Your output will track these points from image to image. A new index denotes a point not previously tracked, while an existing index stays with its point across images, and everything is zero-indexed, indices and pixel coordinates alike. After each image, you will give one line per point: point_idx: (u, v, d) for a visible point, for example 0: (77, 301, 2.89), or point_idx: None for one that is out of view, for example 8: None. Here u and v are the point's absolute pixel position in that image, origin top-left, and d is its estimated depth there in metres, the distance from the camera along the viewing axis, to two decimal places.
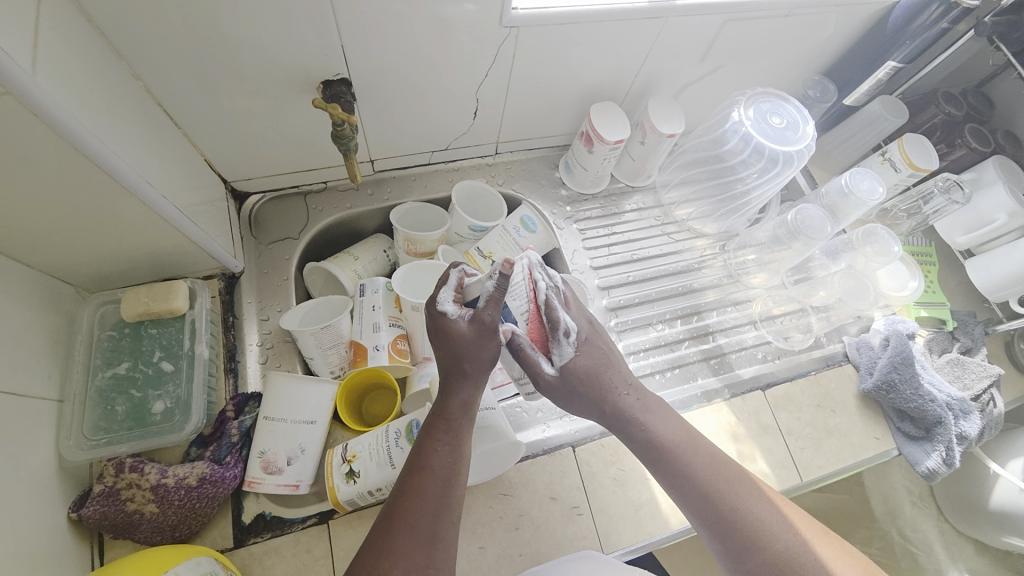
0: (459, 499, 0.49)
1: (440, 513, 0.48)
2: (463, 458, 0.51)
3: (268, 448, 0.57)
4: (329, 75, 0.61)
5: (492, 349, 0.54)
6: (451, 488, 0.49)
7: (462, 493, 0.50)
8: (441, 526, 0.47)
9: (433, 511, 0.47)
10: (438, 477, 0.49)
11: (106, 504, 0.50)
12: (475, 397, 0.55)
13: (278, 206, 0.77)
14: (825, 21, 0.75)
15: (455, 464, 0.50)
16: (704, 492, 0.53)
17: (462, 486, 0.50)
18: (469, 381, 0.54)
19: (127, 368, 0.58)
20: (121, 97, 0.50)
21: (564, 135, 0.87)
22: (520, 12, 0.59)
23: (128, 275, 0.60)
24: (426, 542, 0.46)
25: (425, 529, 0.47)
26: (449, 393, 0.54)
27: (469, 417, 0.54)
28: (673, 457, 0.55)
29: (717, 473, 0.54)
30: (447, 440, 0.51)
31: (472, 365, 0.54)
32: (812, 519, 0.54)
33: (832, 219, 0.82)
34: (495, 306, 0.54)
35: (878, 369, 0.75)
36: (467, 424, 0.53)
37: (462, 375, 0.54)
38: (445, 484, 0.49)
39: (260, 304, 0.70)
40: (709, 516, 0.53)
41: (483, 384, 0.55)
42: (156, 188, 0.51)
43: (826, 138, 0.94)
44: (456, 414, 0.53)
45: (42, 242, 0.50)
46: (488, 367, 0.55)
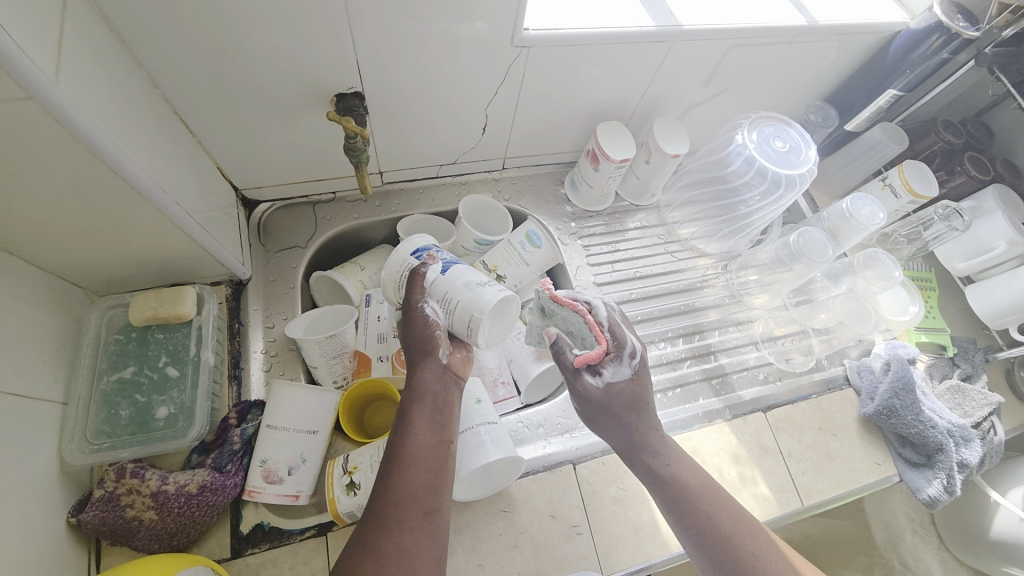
0: (432, 491, 0.48)
1: (406, 503, 0.47)
2: (431, 443, 0.51)
3: (269, 458, 0.56)
4: (343, 89, 0.62)
5: (421, 331, 0.55)
6: (417, 476, 0.48)
7: (436, 482, 0.49)
8: (410, 517, 0.46)
9: (400, 502, 0.47)
10: (407, 461, 0.49)
11: (106, 509, 0.49)
12: (434, 378, 0.54)
13: (287, 215, 0.78)
14: (827, 49, 0.77)
15: (421, 449, 0.50)
16: (733, 546, 0.52)
17: (430, 474, 0.49)
18: (427, 362, 0.55)
19: (132, 373, 0.58)
20: (139, 106, 0.51)
21: (570, 153, 0.88)
22: (531, 32, 0.61)
23: (136, 280, 0.60)
24: (396, 530, 0.46)
25: (394, 521, 0.46)
26: (409, 380, 0.55)
27: (432, 399, 0.53)
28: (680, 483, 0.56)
29: (742, 531, 0.53)
30: (414, 424, 0.51)
31: (415, 351, 0.55)
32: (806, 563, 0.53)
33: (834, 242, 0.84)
34: (416, 291, 0.55)
35: (878, 394, 0.75)
36: (433, 408, 0.53)
37: (413, 360, 0.55)
38: (409, 472, 0.49)
39: (266, 311, 0.70)
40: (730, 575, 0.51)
41: (441, 367, 0.55)
42: (169, 194, 0.52)
43: (828, 162, 0.96)
44: (414, 397, 0.53)
45: (54, 245, 0.50)
46: (428, 345, 0.55)
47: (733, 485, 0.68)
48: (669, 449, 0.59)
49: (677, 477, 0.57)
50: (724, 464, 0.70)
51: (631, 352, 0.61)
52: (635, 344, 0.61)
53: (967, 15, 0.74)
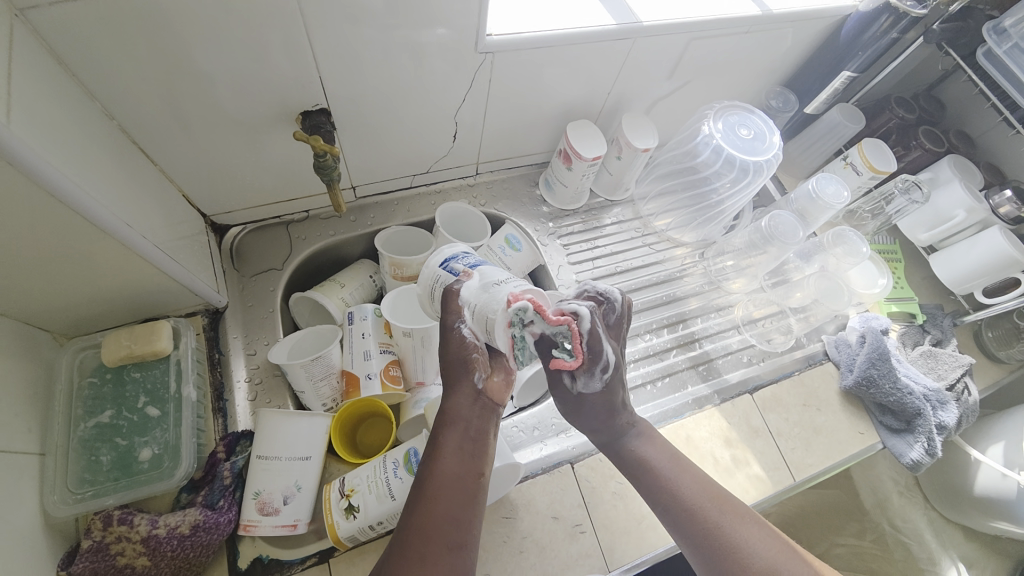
0: (459, 524, 0.46)
1: (430, 536, 0.45)
2: (462, 474, 0.49)
3: (263, 488, 0.55)
4: (308, 106, 0.61)
5: (455, 351, 0.53)
6: (445, 508, 0.46)
7: (463, 516, 0.47)
8: (433, 552, 0.44)
9: (424, 533, 0.45)
10: (433, 491, 0.47)
11: (96, 560, 0.48)
12: (466, 404, 0.53)
13: (259, 237, 0.76)
14: (782, 37, 0.80)
15: (452, 478, 0.48)
16: (699, 518, 0.51)
17: (458, 504, 0.47)
18: (458, 387, 0.53)
19: (110, 417, 0.55)
20: (95, 139, 0.49)
21: (542, 153, 0.88)
22: (495, 38, 0.61)
23: (108, 318, 0.58)
24: (416, 566, 0.43)
25: (416, 554, 0.44)
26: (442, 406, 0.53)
27: (463, 427, 0.52)
28: (658, 474, 0.55)
29: (709, 500, 0.52)
30: (442, 452, 0.49)
31: (450, 373, 0.53)
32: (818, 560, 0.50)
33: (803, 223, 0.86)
34: (452, 309, 0.53)
35: (857, 365, 0.78)
36: (463, 435, 0.51)
37: (447, 385, 0.54)
38: (436, 502, 0.47)
39: (246, 338, 0.68)
40: (700, 547, 0.51)
41: (474, 392, 0.53)
42: (134, 228, 0.50)
43: (792, 146, 0.99)
44: (448, 423, 0.51)
45: (14, 289, 0.48)
46: (463, 367, 0.53)
47: (728, 468, 0.69)
48: (644, 433, 0.58)
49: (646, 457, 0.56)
50: (718, 448, 0.71)
51: (606, 365, 0.53)
52: (611, 357, 0.54)
53: None
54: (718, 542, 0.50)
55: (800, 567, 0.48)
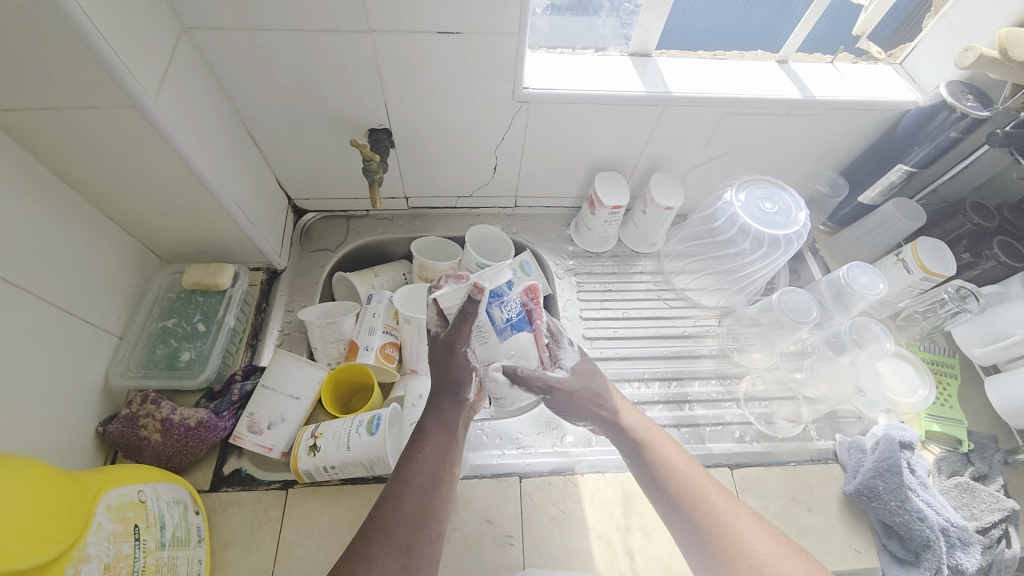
0: (437, 519, 0.53)
1: (414, 525, 0.51)
2: (442, 471, 0.56)
3: (256, 411, 0.67)
4: (375, 125, 0.76)
5: (460, 359, 0.59)
6: (426, 501, 0.53)
7: (438, 511, 0.54)
8: (416, 540, 0.50)
9: (410, 521, 0.51)
10: (415, 488, 0.53)
11: (126, 425, 0.62)
12: (458, 412, 0.60)
13: (326, 223, 0.93)
14: (830, 124, 0.81)
15: (432, 476, 0.55)
16: (699, 505, 0.55)
17: (436, 500, 0.54)
18: (454, 397, 0.60)
19: (172, 324, 0.72)
20: (220, 124, 0.67)
21: (577, 198, 0.96)
22: (530, 90, 0.72)
23: (197, 256, 0.76)
24: (400, 554, 0.49)
25: (401, 539, 0.50)
26: (435, 407, 0.60)
27: (449, 430, 0.59)
28: (660, 464, 0.58)
29: (699, 488, 0.56)
30: (424, 451, 0.56)
31: (444, 381, 0.60)
32: (784, 534, 0.54)
33: (842, 307, 0.83)
34: (467, 329, 0.58)
35: (862, 472, 0.71)
36: (448, 435, 0.58)
37: (441, 387, 0.60)
38: (422, 495, 0.53)
39: (289, 298, 0.84)
40: (700, 534, 0.53)
41: (464, 403, 0.60)
42: (226, 190, 0.67)
43: (844, 234, 0.95)
44: (434, 426, 0.59)
45: (141, 216, 0.67)
46: (460, 379, 0.60)
47: None
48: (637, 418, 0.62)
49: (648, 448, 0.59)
50: None
51: (561, 362, 0.65)
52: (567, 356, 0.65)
53: (980, 97, 0.72)
54: (715, 524, 0.53)
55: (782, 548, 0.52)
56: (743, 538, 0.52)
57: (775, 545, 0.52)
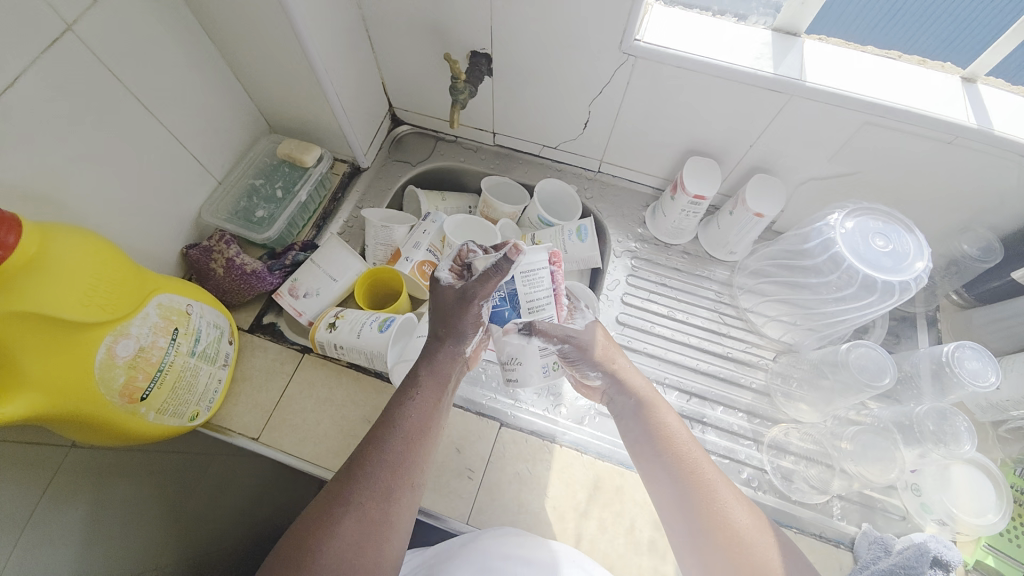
0: (420, 467, 0.54)
1: (395, 472, 0.52)
2: (430, 422, 0.56)
3: (299, 279, 0.75)
4: (477, 48, 0.75)
5: (470, 317, 0.59)
6: (412, 449, 0.54)
7: (422, 459, 0.54)
8: (397, 487, 0.51)
9: (393, 468, 0.52)
10: (400, 434, 0.54)
11: (202, 254, 0.73)
12: (453, 364, 0.60)
13: (416, 139, 0.98)
14: (1006, 169, 0.64)
15: (420, 426, 0.55)
16: (690, 478, 0.53)
17: (423, 451, 0.54)
18: (450, 348, 0.60)
19: (260, 184, 0.81)
20: (342, 14, 0.72)
21: (665, 180, 0.89)
22: (641, 44, 0.66)
23: (297, 134, 0.85)
24: (380, 500, 0.50)
25: (385, 486, 0.51)
26: (429, 358, 0.59)
27: (439, 385, 0.58)
28: (662, 435, 0.56)
29: (696, 463, 0.54)
30: (415, 402, 0.56)
31: (449, 332, 0.59)
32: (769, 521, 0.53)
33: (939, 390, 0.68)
34: (489, 285, 0.57)
35: (872, 569, 0.61)
36: (440, 388, 0.58)
37: (439, 339, 0.59)
38: (409, 443, 0.54)
39: (362, 196, 0.90)
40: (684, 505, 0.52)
41: (459, 354, 0.60)
42: (330, 77, 0.73)
43: (978, 312, 0.77)
44: (428, 376, 0.58)
45: (259, 82, 0.75)
46: (463, 334, 0.59)
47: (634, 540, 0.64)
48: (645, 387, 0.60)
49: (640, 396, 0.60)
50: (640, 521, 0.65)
51: (574, 314, 0.63)
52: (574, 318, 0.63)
53: None
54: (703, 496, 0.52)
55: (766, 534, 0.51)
56: (728, 513, 0.51)
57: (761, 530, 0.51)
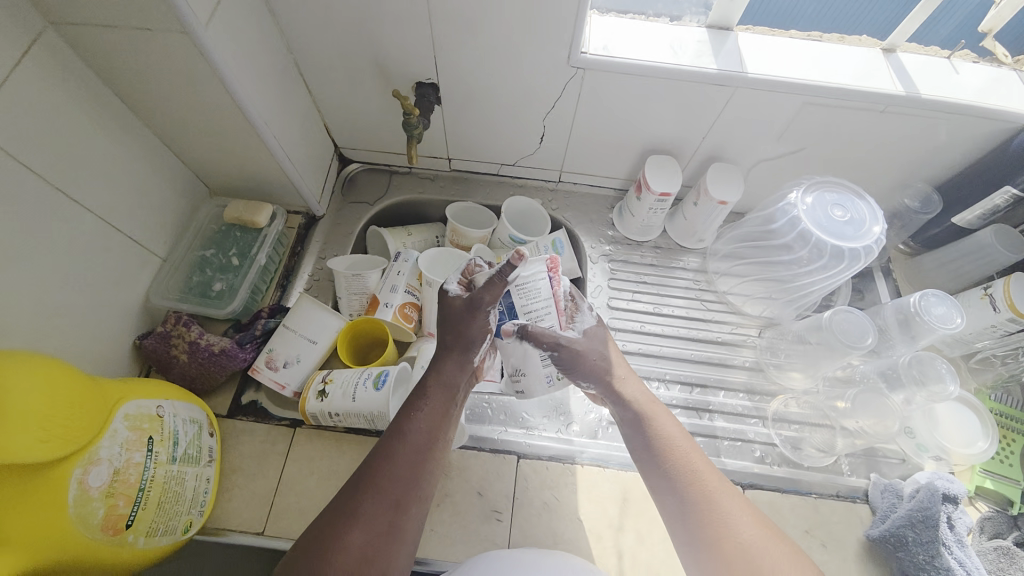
0: (430, 477, 0.53)
1: (407, 484, 0.51)
2: (439, 433, 0.55)
3: (275, 348, 0.69)
4: (422, 79, 0.74)
5: (478, 326, 0.59)
6: (422, 458, 0.53)
7: (433, 469, 0.54)
8: (406, 501, 0.51)
9: (402, 480, 0.51)
10: (410, 443, 0.53)
11: (160, 342, 0.67)
12: (461, 374, 0.59)
13: (369, 176, 0.94)
14: (932, 127, 0.70)
15: (429, 437, 0.54)
16: (693, 485, 0.52)
17: (433, 459, 0.54)
18: (457, 358, 0.59)
19: (211, 254, 0.75)
20: (274, 63, 0.68)
21: (626, 180, 0.90)
22: (588, 56, 0.67)
23: (242, 192, 0.79)
24: (390, 509, 0.50)
25: (393, 499, 0.50)
26: (437, 365, 0.59)
27: (449, 395, 0.57)
28: (664, 447, 0.55)
29: (697, 473, 0.53)
30: (422, 410, 0.56)
31: (456, 339, 0.59)
32: (776, 529, 0.51)
33: (908, 335, 0.73)
34: (494, 290, 0.58)
35: (892, 519, 0.64)
36: (448, 399, 0.57)
37: (448, 348, 0.60)
38: (418, 453, 0.53)
39: (323, 245, 0.85)
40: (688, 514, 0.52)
41: (467, 366, 0.60)
42: (272, 131, 0.68)
43: (926, 258, 0.83)
44: (435, 387, 0.58)
45: (192, 146, 0.69)
46: (474, 344, 0.59)
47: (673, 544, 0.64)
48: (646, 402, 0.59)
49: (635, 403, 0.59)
50: None
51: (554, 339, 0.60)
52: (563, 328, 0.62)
53: None
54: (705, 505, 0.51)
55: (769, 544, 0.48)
56: (731, 522, 0.50)
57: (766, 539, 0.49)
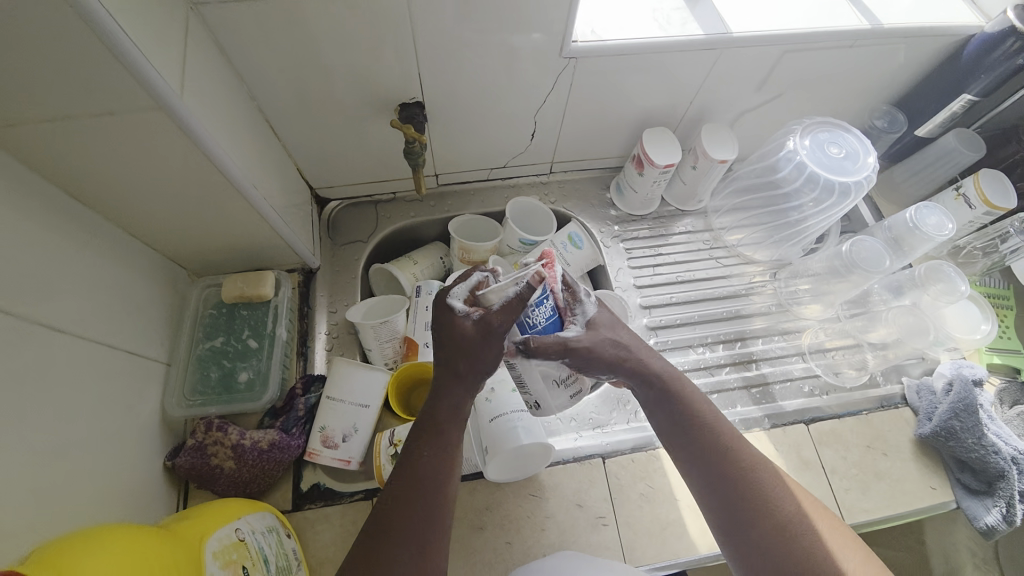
0: (447, 509, 0.49)
1: (428, 522, 0.48)
2: (451, 460, 0.51)
3: (327, 425, 0.64)
4: (406, 99, 0.68)
5: (491, 354, 0.50)
6: (437, 492, 0.49)
7: (449, 499, 0.50)
8: (429, 538, 0.47)
9: (424, 520, 0.48)
10: (423, 479, 0.49)
11: (195, 456, 0.59)
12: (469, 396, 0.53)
13: (351, 212, 0.86)
14: (893, 53, 0.75)
15: (441, 467, 0.50)
16: (730, 466, 0.52)
17: (450, 488, 0.50)
18: (465, 383, 0.52)
19: (221, 342, 0.67)
20: (241, 115, 0.59)
21: (617, 158, 0.90)
22: (579, 44, 0.64)
23: (228, 265, 0.70)
24: (412, 549, 0.46)
25: (416, 540, 0.47)
26: (438, 392, 0.52)
27: (459, 421, 0.52)
28: (699, 431, 0.54)
29: (735, 453, 0.53)
30: (427, 440, 0.51)
31: (469, 366, 0.50)
32: (810, 494, 0.54)
33: (897, 252, 0.80)
34: (513, 311, 0.48)
35: (937, 415, 0.71)
36: (456, 424, 0.52)
37: (454, 373, 0.52)
38: (435, 487, 0.49)
39: (330, 298, 0.78)
40: (727, 496, 0.52)
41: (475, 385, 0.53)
42: (259, 192, 0.60)
43: (896, 171, 0.91)
44: (445, 416, 0.52)
45: (167, 229, 0.60)
46: (486, 370, 0.51)
47: None
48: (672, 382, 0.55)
49: (685, 401, 0.55)
50: None
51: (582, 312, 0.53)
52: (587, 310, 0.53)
53: None
54: (745, 488, 0.51)
55: (807, 515, 0.51)
56: (772, 501, 0.51)
57: (805, 512, 0.51)
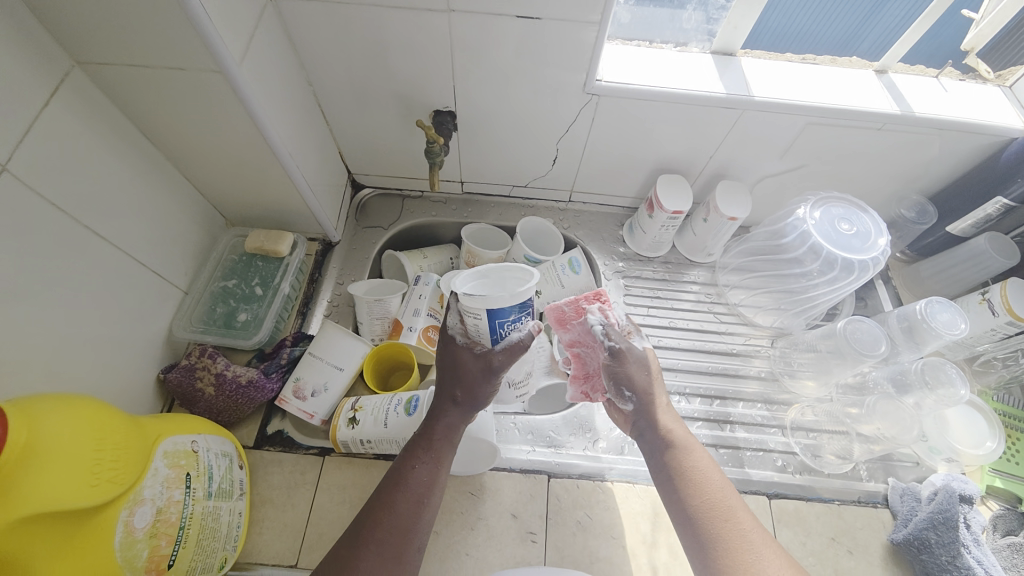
0: (423, 528, 0.53)
1: (405, 535, 0.51)
2: (439, 483, 0.55)
3: (302, 377, 0.69)
4: (439, 107, 0.75)
5: (485, 383, 0.59)
6: (421, 509, 0.53)
7: (428, 519, 0.54)
8: (405, 551, 0.51)
9: (400, 531, 0.51)
10: (411, 493, 0.53)
11: (184, 375, 0.65)
12: (462, 424, 0.59)
13: (381, 201, 0.95)
14: (926, 144, 0.74)
15: (429, 487, 0.54)
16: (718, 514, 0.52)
17: (430, 511, 0.54)
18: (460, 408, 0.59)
19: (233, 284, 0.75)
20: (295, 95, 0.69)
21: (634, 198, 0.93)
22: (603, 83, 0.69)
23: (260, 222, 0.79)
24: (389, 559, 0.49)
25: (393, 548, 0.50)
26: (436, 413, 0.59)
27: (450, 443, 0.57)
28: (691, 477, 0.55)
29: (727, 508, 0.52)
30: (421, 458, 0.56)
31: (466, 391, 0.59)
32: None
33: (912, 342, 0.76)
34: (502, 353, 0.58)
35: (914, 522, 0.66)
36: (449, 447, 0.57)
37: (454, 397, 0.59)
38: (420, 503, 0.53)
39: (341, 270, 0.86)
40: (714, 546, 0.50)
41: (466, 414, 0.60)
42: (295, 161, 0.69)
43: (923, 265, 0.88)
44: (440, 437, 0.57)
45: (214, 179, 0.70)
46: (477, 399, 0.60)
47: None
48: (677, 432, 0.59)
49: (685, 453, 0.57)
50: None
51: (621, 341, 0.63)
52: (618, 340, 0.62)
53: None
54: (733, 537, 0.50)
55: None
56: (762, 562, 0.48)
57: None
